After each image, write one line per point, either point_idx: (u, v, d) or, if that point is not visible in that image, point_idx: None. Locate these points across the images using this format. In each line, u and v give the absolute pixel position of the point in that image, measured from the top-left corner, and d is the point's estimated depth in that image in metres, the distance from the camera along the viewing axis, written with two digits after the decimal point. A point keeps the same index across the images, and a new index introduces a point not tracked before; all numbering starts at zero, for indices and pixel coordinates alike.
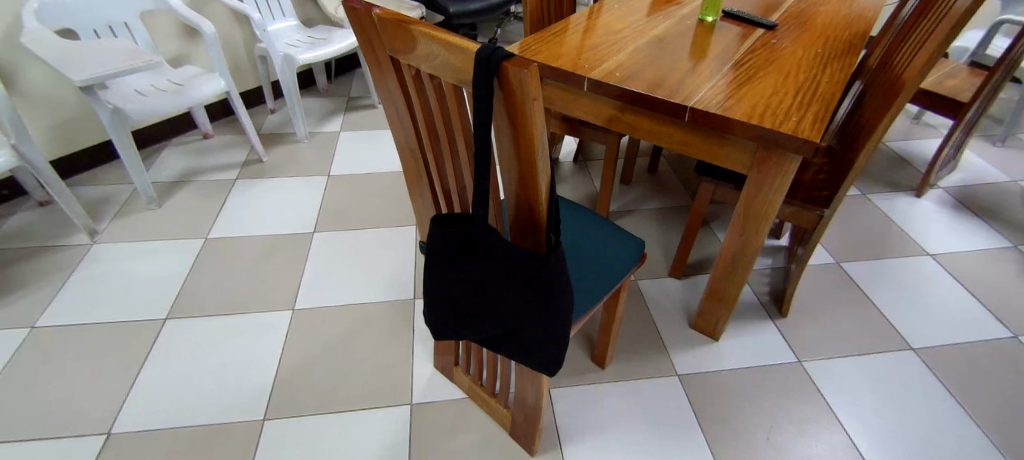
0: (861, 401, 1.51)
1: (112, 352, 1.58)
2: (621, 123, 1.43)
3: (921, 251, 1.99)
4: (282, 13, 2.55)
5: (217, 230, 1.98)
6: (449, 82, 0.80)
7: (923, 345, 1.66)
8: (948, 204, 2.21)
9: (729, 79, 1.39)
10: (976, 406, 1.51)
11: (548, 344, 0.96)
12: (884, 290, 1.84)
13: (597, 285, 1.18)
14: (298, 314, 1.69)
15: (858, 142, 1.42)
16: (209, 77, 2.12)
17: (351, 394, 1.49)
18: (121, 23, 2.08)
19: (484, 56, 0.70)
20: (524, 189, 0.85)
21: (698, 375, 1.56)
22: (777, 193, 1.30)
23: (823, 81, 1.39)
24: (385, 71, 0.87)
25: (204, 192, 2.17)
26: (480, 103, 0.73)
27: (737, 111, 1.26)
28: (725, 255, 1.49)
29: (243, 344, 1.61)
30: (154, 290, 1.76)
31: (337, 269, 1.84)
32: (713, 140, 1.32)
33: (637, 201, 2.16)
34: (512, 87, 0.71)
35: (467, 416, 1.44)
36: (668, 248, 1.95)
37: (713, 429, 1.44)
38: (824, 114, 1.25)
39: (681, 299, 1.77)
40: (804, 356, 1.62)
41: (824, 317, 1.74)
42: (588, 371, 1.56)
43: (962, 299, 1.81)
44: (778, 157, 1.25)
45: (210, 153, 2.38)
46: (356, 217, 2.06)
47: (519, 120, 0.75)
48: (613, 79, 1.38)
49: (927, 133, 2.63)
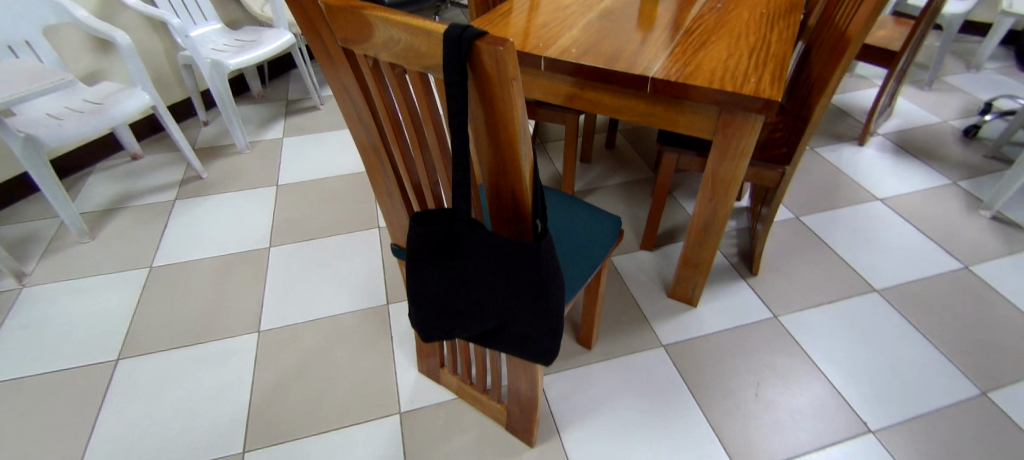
0: (836, 346, 1.57)
1: (61, 403, 1.44)
2: (582, 100, 1.41)
3: (870, 197, 2.08)
4: (203, 16, 2.37)
5: (163, 257, 1.85)
6: (413, 70, 0.72)
7: (885, 286, 1.74)
8: (889, 149, 2.32)
9: (683, 47, 1.39)
10: (939, 337, 1.59)
11: (542, 333, 0.93)
12: (843, 237, 1.91)
13: (580, 268, 1.15)
14: (264, 335, 1.60)
15: (811, 98, 1.44)
16: (130, 92, 1.95)
17: (334, 411, 1.41)
18: (21, 42, 1.87)
19: (454, 35, 0.62)
20: (505, 180, 0.77)
21: (682, 342, 1.57)
22: (744, 154, 1.31)
23: (773, 40, 1.40)
24: (339, 65, 0.79)
25: (142, 217, 2.00)
26: (453, 89, 0.65)
27: (697, 77, 1.25)
28: (696, 220, 1.49)
29: (208, 374, 1.51)
30: (99, 330, 1.62)
31: (300, 282, 1.75)
32: (674, 109, 1.32)
33: (599, 178, 2.15)
34: (488, 69, 0.64)
35: (459, 416, 1.40)
36: (636, 221, 1.95)
37: (703, 393, 1.45)
38: (781, 73, 1.26)
39: (656, 271, 1.77)
40: (779, 310, 1.66)
41: (792, 271, 1.79)
42: (575, 353, 1.54)
43: (914, 237, 1.91)
44: (742, 119, 1.25)
45: (142, 175, 2.20)
46: (312, 227, 1.96)
47: (496, 104, 0.68)
48: (569, 56, 1.35)
49: (861, 84, 2.75)
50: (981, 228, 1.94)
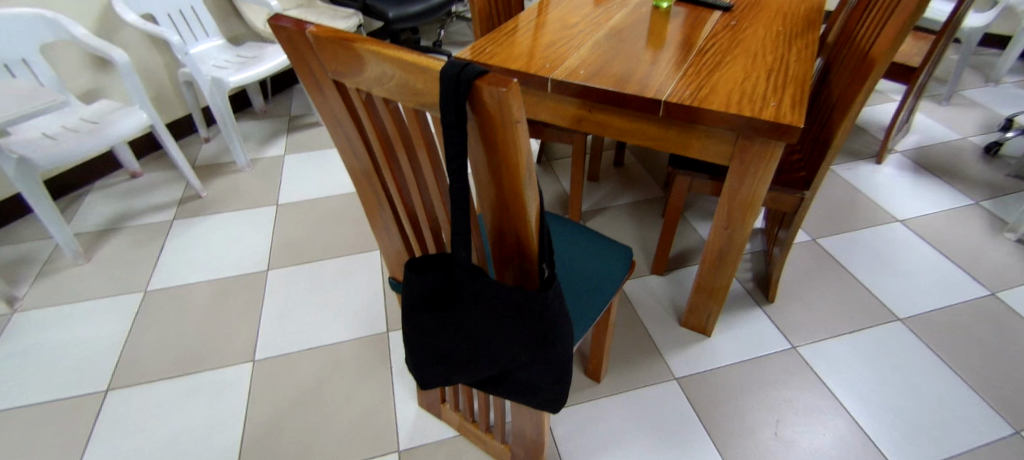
0: (858, 380, 1.49)
1: (47, 438, 1.39)
2: (590, 123, 1.35)
3: (890, 218, 2.00)
4: (204, 33, 2.34)
5: (159, 280, 1.80)
6: (408, 107, 0.66)
7: (909, 314, 1.66)
8: (908, 167, 2.24)
9: (696, 68, 1.32)
10: (967, 370, 1.51)
11: (549, 382, 0.86)
12: (862, 261, 1.83)
13: (589, 304, 1.08)
14: (260, 365, 1.54)
15: (831, 121, 1.37)
16: (127, 110, 1.91)
17: (331, 449, 1.35)
18: (18, 60, 1.84)
19: (451, 74, 0.56)
20: (509, 224, 0.71)
21: (696, 375, 1.50)
22: (762, 181, 1.24)
23: (792, 61, 1.34)
24: (330, 98, 0.74)
25: (139, 238, 1.96)
26: (451, 132, 0.58)
27: (713, 101, 1.19)
28: (711, 247, 1.42)
29: (201, 407, 1.45)
30: (90, 358, 1.57)
31: (298, 308, 1.70)
32: (688, 133, 1.25)
33: (608, 197, 2.08)
34: (490, 111, 0.58)
35: (461, 454, 1.33)
36: (646, 243, 1.88)
37: (719, 431, 1.37)
38: (801, 96, 1.20)
39: (667, 297, 1.70)
40: (797, 341, 1.58)
41: (810, 298, 1.71)
42: (583, 387, 1.47)
43: (937, 261, 1.83)
44: (760, 145, 1.19)
45: (140, 194, 2.16)
46: (312, 249, 1.90)
47: (499, 146, 0.61)
48: (577, 77, 1.29)
49: (877, 98, 2.67)
50: (1008, 251, 1.86)
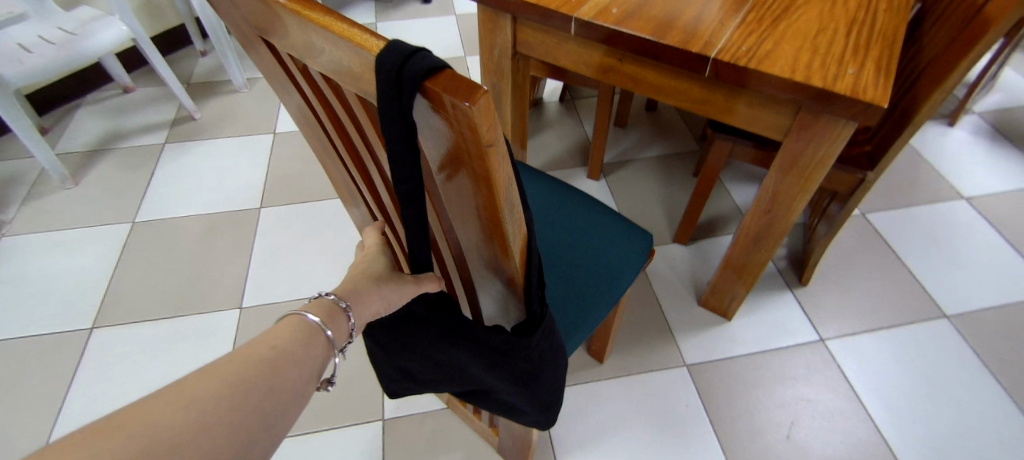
0: (888, 383, 1.34)
1: (31, 373, 1.36)
2: (619, 75, 1.14)
3: (954, 194, 1.76)
4: None
5: (148, 211, 1.70)
6: (351, 91, 0.49)
7: (958, 312, 1.47)
8: (984, 133, 1.95)
9: (758, 13, 1.07)
10: (1015, 382, 1.35)
11: (536, 409, 0.76)
12: (914, 245, 1.62)
13: (595, 301, 0.93)
14: (246, 313, 1.46)
15: (917, 90, 1.13)
16: (106, 20, 1.73)
17: (312, 411, 1.29)
18: None
19: (391, 70, 0.38)
20: (487, 249, 0.56)
21: (709, 363, 1.37)
22: (820, 165, 1.04)
23: (881, 10, 1.07)
24: (265, 58, 0.56)
25: (129, 162, 1.84)
26: (395, 145, 0.42)
27: (774, 61, 0.96)
28: (746, 228, 1.24)
29: (184, 353, 1.39)
30: (76, 290, 1.51)
31: (289, 253, 1.59)
32: (735, 99, 1.04)
33: (634, 148, 1.87)
34: (449, 124, 0.41)
35: (448, 429, 1.26)
36: (672, 206, 1.70)
37: (725, 428, 1.27)
38: (889, 61, 0.95)
39: (688, 271, 1.55)
40: (827, 333, 1.43)
41: (848, 283, 1.53)
42: (585, 366, 1.36)
43: (1001, 250, 1.61)
44: (824, 122, 0.97)
45: (132, 111, 2.02)
46: (308, 186, 1.77)
47: (465, 166, 0.45)
48: (608, 17, 1.06)
49: None
50: None
